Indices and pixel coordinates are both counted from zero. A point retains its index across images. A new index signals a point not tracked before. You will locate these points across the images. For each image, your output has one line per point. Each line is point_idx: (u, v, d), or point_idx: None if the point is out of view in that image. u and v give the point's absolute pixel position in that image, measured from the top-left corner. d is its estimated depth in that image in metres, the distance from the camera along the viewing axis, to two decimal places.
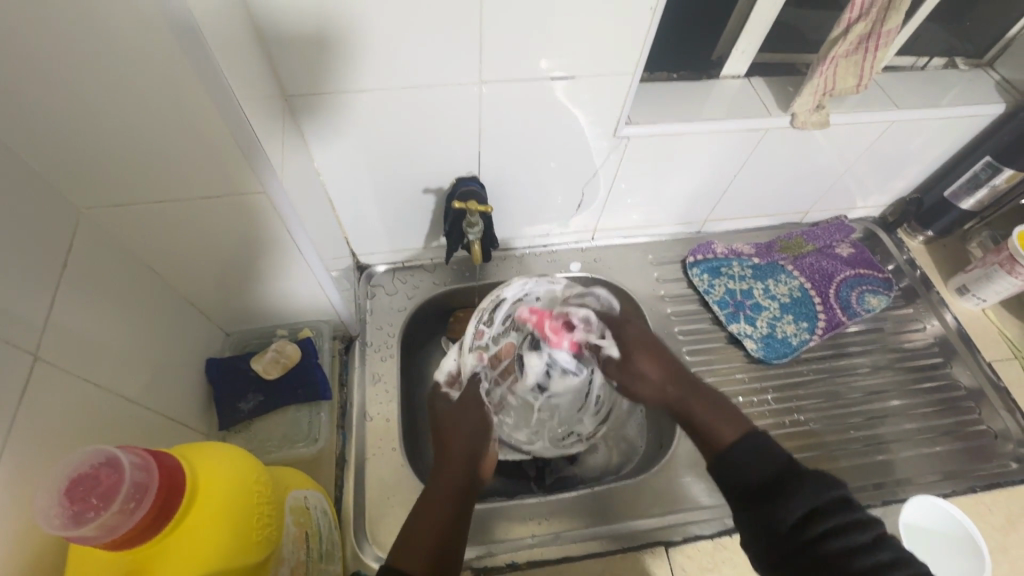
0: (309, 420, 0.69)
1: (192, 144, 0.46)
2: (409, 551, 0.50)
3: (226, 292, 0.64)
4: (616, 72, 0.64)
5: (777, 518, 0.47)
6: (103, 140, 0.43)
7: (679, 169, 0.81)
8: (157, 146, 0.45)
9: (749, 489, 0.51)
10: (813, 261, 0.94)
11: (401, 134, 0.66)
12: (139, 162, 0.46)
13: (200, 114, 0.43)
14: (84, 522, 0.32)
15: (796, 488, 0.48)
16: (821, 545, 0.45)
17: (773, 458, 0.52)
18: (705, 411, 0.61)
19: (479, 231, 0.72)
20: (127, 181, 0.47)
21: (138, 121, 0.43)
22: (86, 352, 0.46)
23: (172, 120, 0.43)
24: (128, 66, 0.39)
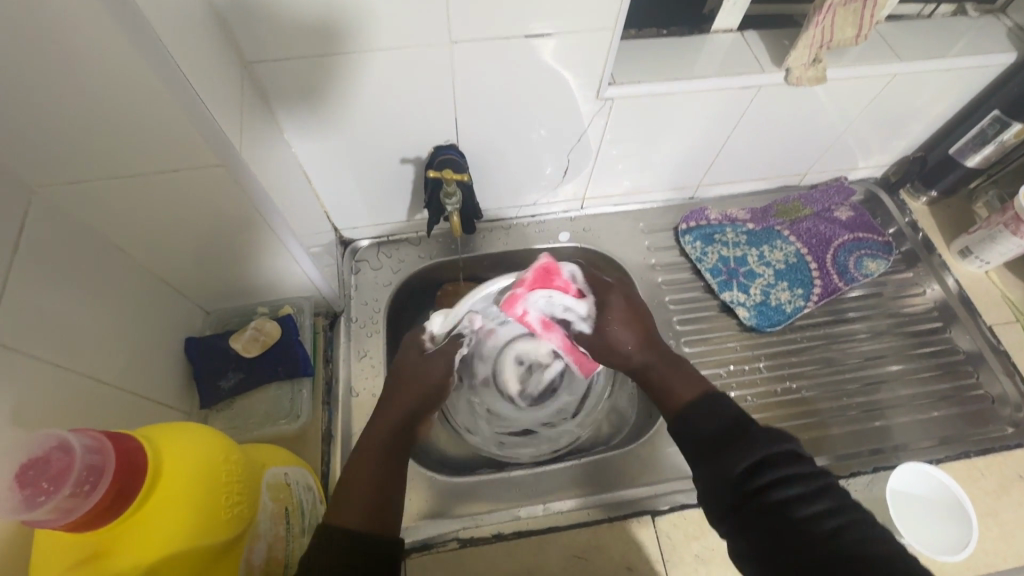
0: (291, 397, 0.68)
1: (140, 115, 0.43)
2: (348, 505, 0.50)
3: (200, 270, 0.63)
4: (595, 28, 0.59)
5: (731, 465, 0.48)
6: (43, 112, 0.40)
7: (669, 131, 0.77)
8: (103, 118, 0.42)
9: (699, 448, 0.51)
10: (810, 226, 0.91)
11: (372, 100, 0.63)
12: (89, 136, 0.43)
13: (140, 82, 0.41)
14: (36, 506, 0.31)
15: (750, 441, 0.48)
16: (771, 496, 0.45)
17: (720, 415, 0.52)
18: (666, 370, 0.62)
19: (456, 201, 0.70)
20: (78, 158, 0.45)
21: (77, 92, 0.40)
22: (54, 337, 0.45)
23: (112, 90, 0.41)
24: (52, 30, 0.36)
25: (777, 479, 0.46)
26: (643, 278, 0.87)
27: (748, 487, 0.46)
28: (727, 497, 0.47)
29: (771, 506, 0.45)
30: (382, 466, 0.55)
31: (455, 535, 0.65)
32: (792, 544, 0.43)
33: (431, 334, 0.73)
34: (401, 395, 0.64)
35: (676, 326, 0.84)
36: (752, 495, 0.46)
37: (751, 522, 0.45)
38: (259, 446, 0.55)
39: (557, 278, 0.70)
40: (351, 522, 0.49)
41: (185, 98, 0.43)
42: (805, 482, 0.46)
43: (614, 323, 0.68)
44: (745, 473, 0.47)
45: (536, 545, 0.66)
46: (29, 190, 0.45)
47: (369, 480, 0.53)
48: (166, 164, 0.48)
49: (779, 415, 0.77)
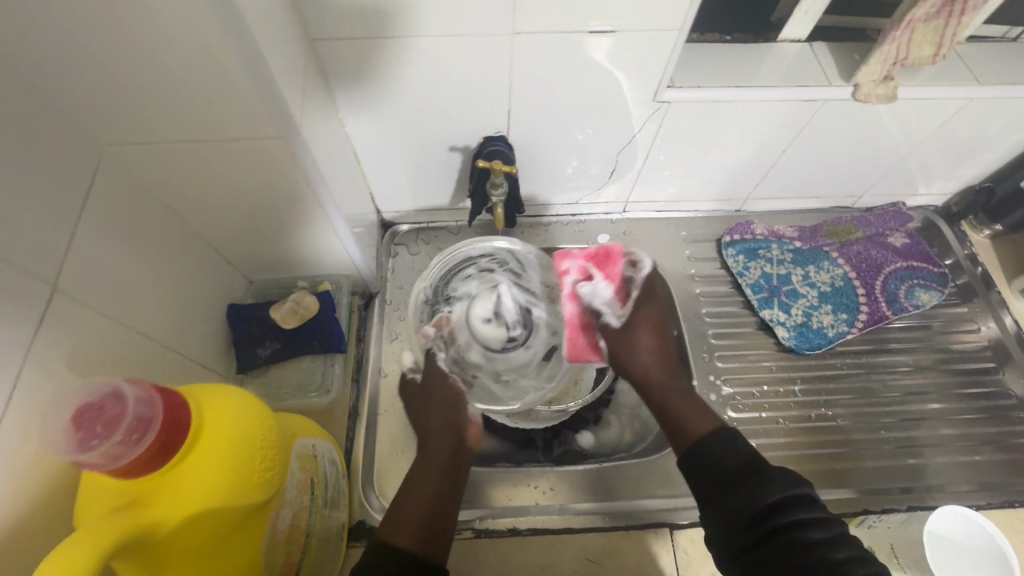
0: (323, 371, 0.69)
1: (210, 83, 0.44)
2: (401, 521, 0.52)
3: (247, 239, 0.64)
4: (660, 28, 0.58)
5: (743, 506, 0.48)
6: (118, 72, 0.42)
7: (724, 140, 0.75)
8: (173, 84, 0.44)
9: (710, 486, 0.51)
10: (861, 250, 0.88)
11: (428, 86, 0.63)
12: (159, 101, 0.45)
13: (216, 52, 0.41)
14: (89, 449, 0.33)
15: (763, 481, 0.48)
16: (787, 538, 0.45)
17: (734, 456, 0.52)
18: (678, 401, 0.61)
19: (503, 193, 0.69)
20: (147, 121, 0.46)
21: (151, 56, 0.41)
22: (111, 292, 0.47)
23: (185, 57, 0.42)
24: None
25: (793, 525, 0.46)
26: (680, 288, 0.85)
27: (760, 531, 0.47)
28: (739, 540, 0.47)
29: (786, 550, 0.45)
30: (438, 482, 0.57)
31: (469, 525, 0.66)
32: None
33: (413, 365, 0.72)
34: (446, 412, 0.63)
35: (711, 340, 0.82)
36: (765, 537, 0.46)
37: (766, 567, 0.45)
38: (295, 417, 0.56)
39: (615, 262, 0.74)
40: (407, 539, 0.50)
41: (258, 73, 0.44)
42: (818, 526, 0.46)
43: (637, 347, 0.67)
44: (756, 519, 0.47)
45: (550, 544, 0.65)
46: (97, 147, 0.47)
47: (425, 502, 0.54)
48: (228, 133, 0.49)
49: (811, 441, 0.75)
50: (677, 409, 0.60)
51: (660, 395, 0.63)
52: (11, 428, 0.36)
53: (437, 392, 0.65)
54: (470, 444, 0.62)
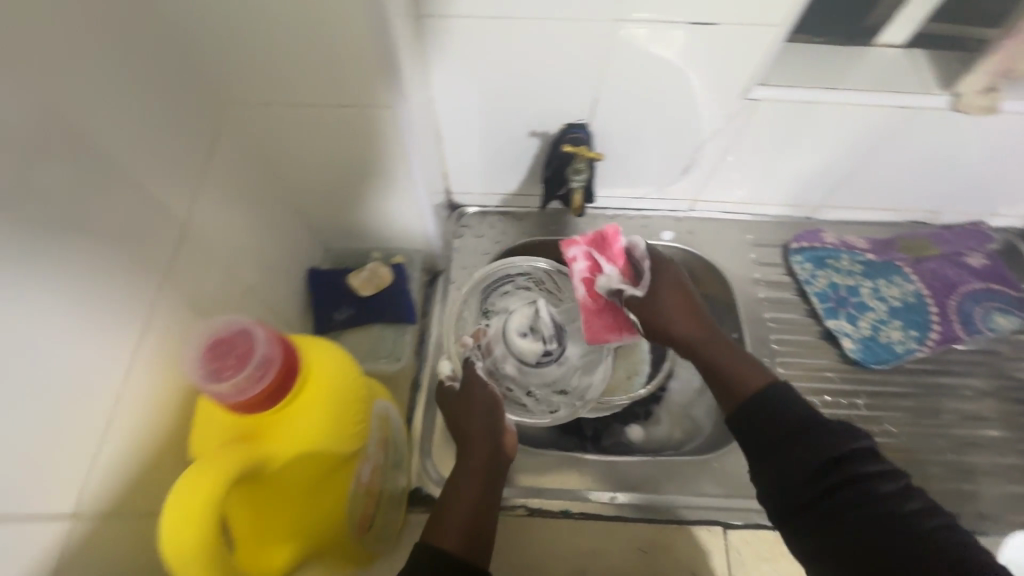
0: (394, 340, 0.71)
1: (332, 48, 0.46)
2: (440, 529, 0.52)
3: (334, 207, 0.67)
4: (761, 23, 0.57)
5: (806, 460, 0.48)
6: (253, 34, 0.45)
7: (806, 143, 0.74)
8: (300, 48, 0.47)
9: (762, 442, 0.51)
10: (936, 267, 0.85)
11: (520, 69, 0.64)
12: (284, 61, 0.48)
13: (343, 17, 0.44)
14: (222, 379, 0.36)
15: (824, 436, 0.49)
16: (859, 490, 0.46)
17: (788, 409, 0.52)
18: (724, 358, 0.60)
19: (583, 179, 0.70)
20: (269, 82, 0.50)
21: (286, 22, 0.44)
22: (220, 239, 0.51)
23: (314, 23, 0.44)
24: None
25: (856, 478, 0.47)
26: (743, 291, 0.85)
27: (824, 487, 0.47)
28: (802, 496, 0.48)
29: (852, 501, 0.46)
30: (479, 491, 0.57)
31: (523, 502, 0.67)
32: (879, 536, 0.44)
33: (450, 372, 0.68)
34: (485, 419, 0.62)
35: (772, 345, 0.81)
36: (830, 490, 0.47)
37: (832, 514, 0.46)
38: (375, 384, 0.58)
39: (614, 241, 0.73)
40: (451, 543, 0.51)
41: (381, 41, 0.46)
42: (878, 478, 0.47)
43: (663, 295, 0.66)
44: (821, 474, 0.48)
45: (601, 530, 0.66)
46: (220, 101, 0.51)
47: (466, 505, 0.55)
48: (339, 99, 0.51)
49: None
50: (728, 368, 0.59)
51: (701, 351, 0.62)
52: (148, 351, 0.42)
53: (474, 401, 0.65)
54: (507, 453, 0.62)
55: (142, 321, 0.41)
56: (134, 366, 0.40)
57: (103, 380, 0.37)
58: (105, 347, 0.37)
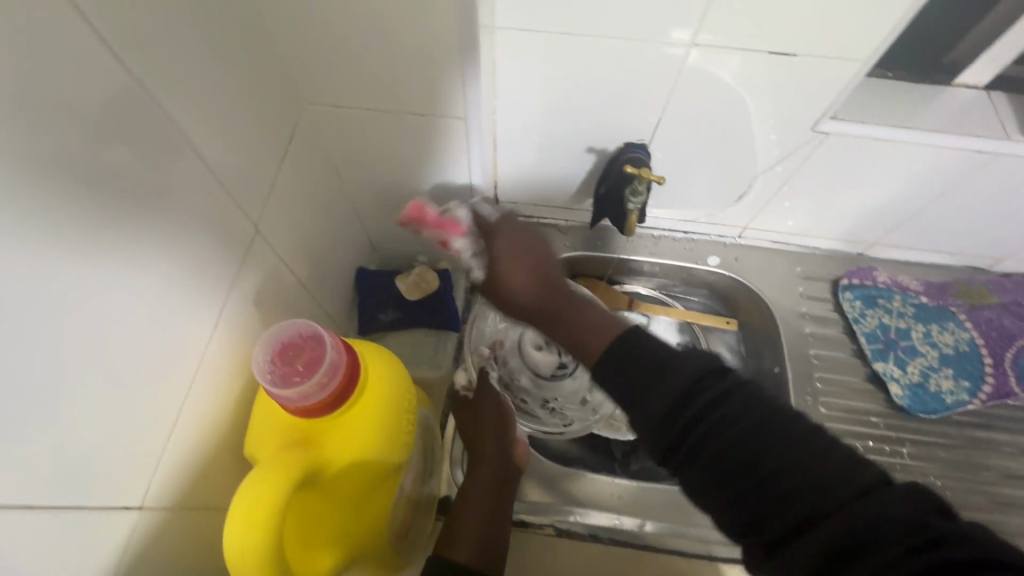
0: (435, 347, 0.71)
1: (413, 59, 0.47)
2: (453, 538, 0.52)
3: (389, 210, 0.67)
4: (841, 57, 0.56)
5: (659, 396, 0.38)
6: (338, 42, 0.46)
7: (869, 180, 0.72)
8: (383, 58, 0.47)
9: (633, 389, 0.40)
10: (993, 317, 0.82)
11: (586, 86, 0.63)
12: (365, 69, 0.49)
13: (430, 32, 0.44)
14: (291, 384, 0.36)
15: (630, 358, 0.41)
16: (705, 421, 0.36)
17: (650, 344, 0.41)
18: (571, 320, 0.47)
19: (641, 201, 0.69)
20: (346, 87, 0.51)
21: (373, 32, 0.45)
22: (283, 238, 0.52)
23: (400, 34, 0.45)
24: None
25: (714, 400, 0.36)
26: (788, 324, 0.83)
27: (684, 415, 0.37)
28: (677, 430, 0.37)
29: (707, 430, 0.36)
30: (491, 502, 0.56)
31: (551, 522, 0.66)
32: (774, 470, 0.33)
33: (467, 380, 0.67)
34: (495, 432, 0.60)
35: (815, 383, 0.79)
36: (694, 417, 0.36)
37: (702, 459, 0.35)
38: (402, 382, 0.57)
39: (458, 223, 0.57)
40: (464, 555, 0.50)
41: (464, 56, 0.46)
42: (732, 391, 0.37)
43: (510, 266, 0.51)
44: (677, 410, 0.37)
45: (630, 557, 0.65)
46: (300, 103, 0.52)
47: (478, 517, 0.54)
48: (410, 108, 0.52)
49: None
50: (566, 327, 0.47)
51: (559, 320, 0.48)
52: (214, 345, 0.43)
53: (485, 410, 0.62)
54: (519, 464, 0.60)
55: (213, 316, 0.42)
56: (202, 359, 0.42)
57: (176, 371, 0.39)
58: (182, 340, 0.39)
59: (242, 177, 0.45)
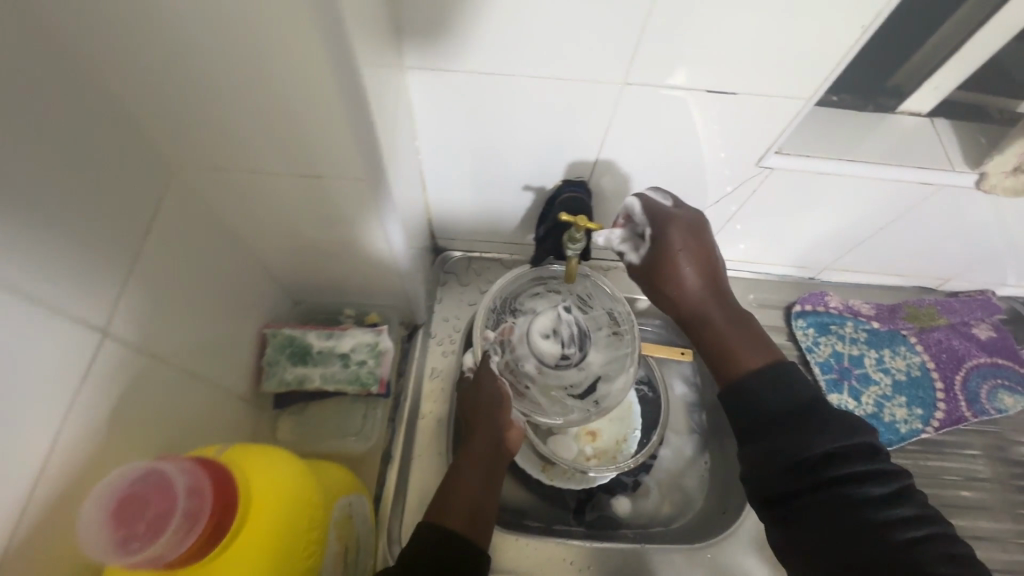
0: (364, 414, 0.61)
1: (307, 130, 0.39)
2: (445, 510, 0.57)
3: (304, 265, 0.60)
4: (789, 95, 0.52)
5: (799, 451, 0.43)
6: (212, 110, 0.37)
7: (819, 211, 0.69)
8: (274, 128, 0.39)
9: (754, 427, 0.46)
10: (941, 338, 0.81)
11: (519, 125, 0.58)
12: (241, 131, 0.39)
13: (310, 87, 0.35)
14: (130, 551, 0.30)
15: (804, 422, 0.44)
16: (836, 481, 0.42)
17: (795, 398, 0.46)
18: (712, 334, 0.53)
19: (579, 248, 0.60)
20: (231, 156, 0.42)
21: (255, 100, 0.36)
22: (168, 326, 0.43)
23: (293, 104, 0.37)
24: (242, 14, 0.30)
25: (850, 471, 0.42)
26: None
27: (794, 476, 0.43)
28: (781, 487, 0.43)
29: (835, 497, 0.41)
30: (480, 483, 0.60)
31: None
32: (865, 541, 0.39)
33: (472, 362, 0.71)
34: (486, 418, 0.65)
35: None
36: (816, 485, 0.42)
37: (813, 514, 0.42)
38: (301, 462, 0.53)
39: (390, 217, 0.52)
40: (452, 525, 0.56)
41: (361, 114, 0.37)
42: (877, 474, 0.42)
43: (680, 282, 0.55)
44: (795, 471, 0.43)
45: None
46: (165, 163, 0.42)
47: (467, 497, 0.59)
48: (300, 168, 0.43)
49: None
50: (722, 338, 0.52)
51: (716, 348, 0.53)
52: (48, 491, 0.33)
53: (484, 393, 0.67)
54: (507, 454, 0.65)
55: (42, 462, 0.33)
56: (20, 524, 0.32)
57: None
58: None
59: (82, 267, 0.34)
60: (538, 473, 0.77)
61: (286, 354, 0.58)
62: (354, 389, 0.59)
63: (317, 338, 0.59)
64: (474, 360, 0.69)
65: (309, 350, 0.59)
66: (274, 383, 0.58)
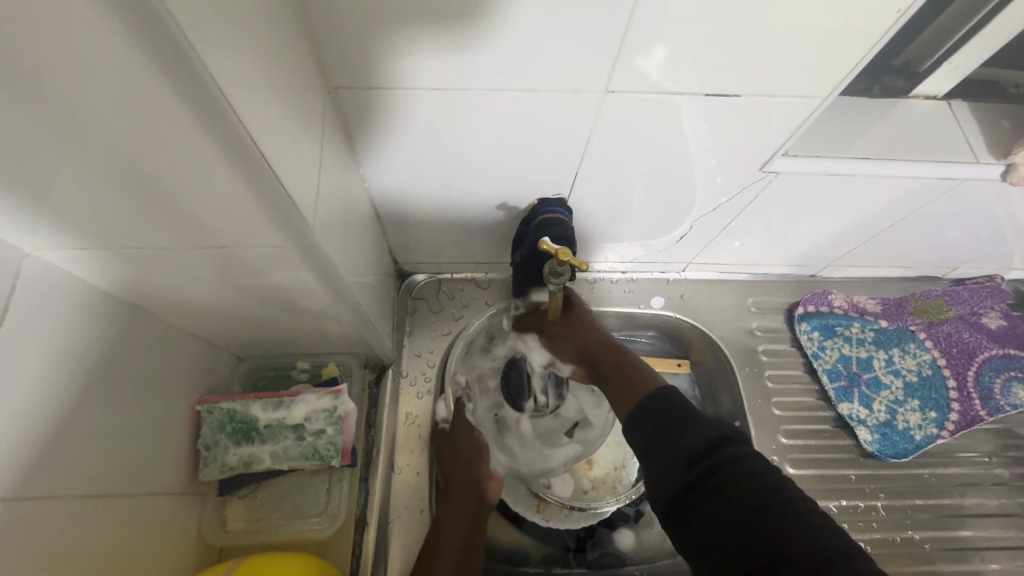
0: (328, 487, 0.57)
1: (190, 191, 0.31)
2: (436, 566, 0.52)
3: (238, 324, 0.51)
4: (799, 95, 0.45)
5: (675, 446, 0.46)
6: (61, 190, 0.29)
7: (824, 212, 0.63)
8: (147, 194, 0.31)
9: (649, 435, 0.49)
10: (952, 332, 0.76)
11: (487, 140, 0.50)
12: (107, 204, 0.31)
13: (180, 155, 0.28)
14: None
15: (688, 427, 0.47)
16: (718, 470, 0.43)
17: (678, 411, 0.49)
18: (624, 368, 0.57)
19: (563, 282, 0.52)
20: (105, 233, 0.34)
21: (110, 169, 0.28)
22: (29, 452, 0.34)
23: (155, 164, 0.29)
24: (58, 89, 0.23)
25: (719, 461, 0.44)
26: (745, 369, 0.74)
27: (667, 427, 0.48)
28: (646, 429, 0.49)
29: (719, 483, 0.43)
30: (466, 525, 0.56)
31: None
32: (754, 509, 0.41)
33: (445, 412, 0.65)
34: (467, 469, 0.60)
35: (779, 439, 0.71)
36: (702, 471, 0.44)
37: (703, 497, 0.43)
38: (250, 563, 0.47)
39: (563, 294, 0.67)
40: None
41: (253, 178, 0.31)
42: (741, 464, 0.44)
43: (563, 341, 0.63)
44: (667, 432, 0.47)
45: None
46: (17, 256, 0.34)
47: (455, 546, 0.54)
48: (195, 240, 0.36)
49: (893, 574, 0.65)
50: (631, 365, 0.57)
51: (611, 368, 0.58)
52: None
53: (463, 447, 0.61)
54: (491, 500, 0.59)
55: None
56: None
57: None
58: None
59: None
60: (533, 515, 0.70)
61: (228, 433, 0.52)
62: (314, 464, 0.55)
63: (263, 410, 0.54)
64: (447, 410, 0.65)
65: (255, 425, 0.54)
66: (214, 470, 0.51)
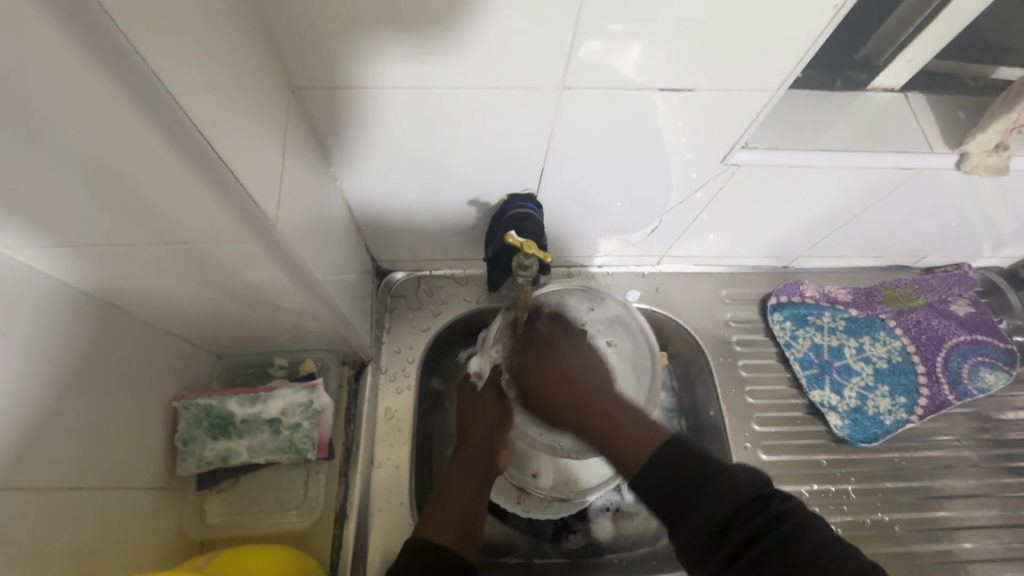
0: (306, 481, 0.58)
1: (150, 188, 0.32)
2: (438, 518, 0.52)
3: (212, 323, 0.52)
4: (753, 88, 0.46)
5: (708, 506, 0.42)
6: (21, 191, 0.30)
7: (790, 203, 0.64)
8: (108, 193, 0.32)
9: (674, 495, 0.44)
10: (921, 319, 0.78)
11: (455, 137, 0.51)
12: (70, 203, 0.32)
13: (135, 155, 0.29)
14: None
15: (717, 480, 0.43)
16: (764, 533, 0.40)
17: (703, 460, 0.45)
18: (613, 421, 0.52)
19: (532, 275, 0.53)
20: (70, 233, 0.34)
21: (69, 168, 0.29)
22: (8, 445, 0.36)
23: (111, 164, 0.29)
24: (12, 92, 0.24)
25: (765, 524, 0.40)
26: (719, 358, 0.75)
27: (691, 483, 0.44)
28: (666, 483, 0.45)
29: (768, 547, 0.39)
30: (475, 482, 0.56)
31: None
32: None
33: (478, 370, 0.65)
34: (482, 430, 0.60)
35: (752, 426, 0.72)
36: (747, 538, 0.40)
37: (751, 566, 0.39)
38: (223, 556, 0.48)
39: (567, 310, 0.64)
40: (441, 535, 0.50)
41: (209, 176, 0.31)
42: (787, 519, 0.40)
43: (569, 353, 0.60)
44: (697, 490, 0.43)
45: None
46: None
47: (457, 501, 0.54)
48: (159, 236, 0.36)
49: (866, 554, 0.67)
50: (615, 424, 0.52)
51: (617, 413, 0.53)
52: None
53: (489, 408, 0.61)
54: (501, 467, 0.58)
55: None
56: None
57: None
58: None
59: None
60: (513, 506, 0.70)
61: (205, 429, 0.53)
62: (291, 457, 0.56)
63: (240, 405, 0.55)
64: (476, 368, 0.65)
65: (232, 420, 0.55)
66: (192, 465, 0.52)
